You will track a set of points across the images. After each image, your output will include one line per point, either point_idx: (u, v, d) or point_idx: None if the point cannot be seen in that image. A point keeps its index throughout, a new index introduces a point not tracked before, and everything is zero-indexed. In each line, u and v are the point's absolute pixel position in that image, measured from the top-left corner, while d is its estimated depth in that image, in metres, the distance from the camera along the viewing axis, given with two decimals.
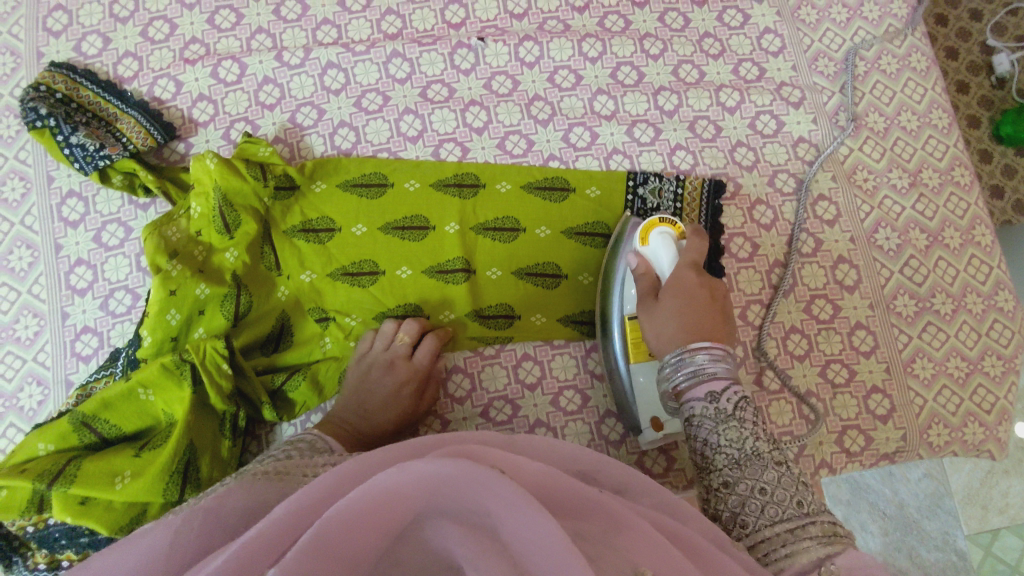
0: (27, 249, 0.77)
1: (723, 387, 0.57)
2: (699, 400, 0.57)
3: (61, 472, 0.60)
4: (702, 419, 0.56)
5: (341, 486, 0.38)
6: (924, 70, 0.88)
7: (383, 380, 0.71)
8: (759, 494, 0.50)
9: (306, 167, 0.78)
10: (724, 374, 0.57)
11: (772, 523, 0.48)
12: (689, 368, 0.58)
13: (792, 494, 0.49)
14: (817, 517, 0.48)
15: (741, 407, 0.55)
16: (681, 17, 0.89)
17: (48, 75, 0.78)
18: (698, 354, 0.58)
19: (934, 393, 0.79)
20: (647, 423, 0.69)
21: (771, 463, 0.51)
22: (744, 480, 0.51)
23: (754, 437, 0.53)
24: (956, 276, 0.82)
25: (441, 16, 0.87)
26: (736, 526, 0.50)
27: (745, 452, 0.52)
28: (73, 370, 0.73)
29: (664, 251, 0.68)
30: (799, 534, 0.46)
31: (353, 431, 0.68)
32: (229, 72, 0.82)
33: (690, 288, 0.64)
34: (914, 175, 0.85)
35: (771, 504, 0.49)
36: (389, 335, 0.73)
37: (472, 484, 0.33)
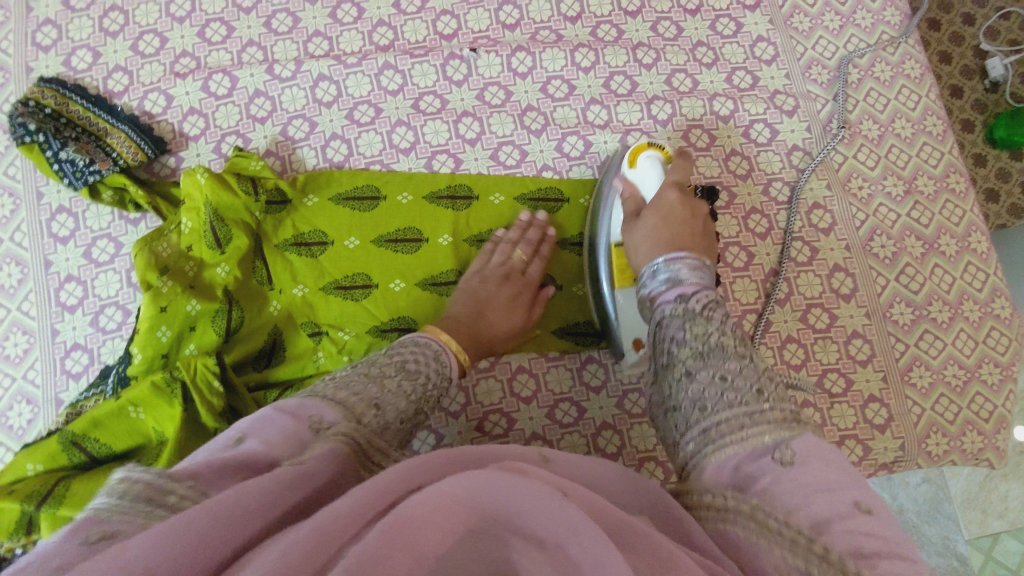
0: (16, 266, 0.77)
1: (694, 291, 0.56)
2: (669, 303, 0.56)
3: (49, 493, 0.59)
4: (673, 318, 0.54)
5: (416, 475, 0.37)
6: (918, 77, 0.88)
7: (500, 290, 0.72)
8: (720, 381, 0.48)
9: (298, 181, 0.78)
10: (697, 281, 0.57)
11: (730, 406, 0.46)
12: (666, 275, 0.59)
13: (752, 382, 0.47)
14: (775, 403, 0.46)
15: (712, 307, 0.54)
16: (673, 26, 0.88)
17: (38, 90, 0.77)
18: (675, 262, 0.59)
19: (931, 401, 0.78)
20: (628, 344, 0.69)
21: (734, 354, 0.49)
22: (706, 368, 0.49)
23: (721, 332, 0.51)
24: (952, 283, 0.82)
25: (433, 28, 0.86)
26: (695, 410, 0.48)
27: (710, 344, 0.50)
28: (63, 389, 0.73)
29: (650, 172, 0.69)
30: (756, 419, 0.44)
31: (472, 328, 0.68)
32: (220, 85, 0.82)
33: (671, 205, 0.65)
34: (909, 183, 0.84)
35: (731, 391, 0.47)
36: (507, 247, 0.75)
37: (543, 506, 0.33)
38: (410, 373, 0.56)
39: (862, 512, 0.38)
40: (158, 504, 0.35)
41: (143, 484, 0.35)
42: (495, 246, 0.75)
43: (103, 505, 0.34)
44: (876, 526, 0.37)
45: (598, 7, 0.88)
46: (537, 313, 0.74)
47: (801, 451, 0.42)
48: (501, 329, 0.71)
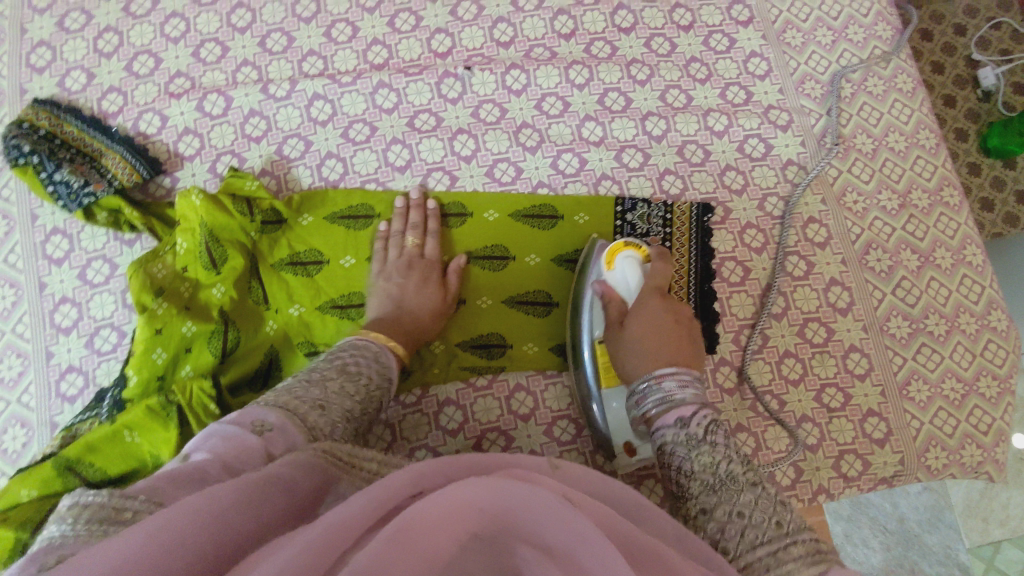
0: (10, 288, 0.76)
1: (691, 414, 0.57)
2: (670, 428, 0.57)
3: (45, 520, 0.58)
4: (677, 447, 0.55)
5: (418, 484, 0.38)
6: (910, 91, 0.88)
7: (406, 281, 0.74)
8: (737, 518, 0.48)
9: (293, 201, 0.78)
10: (693, 399, 0.59)
11: (753, 548, 0.45)
12: (660, 395, 0.60)
13: (770, 515, 0.47)
14: (797, 535, 0.46)
15: (711, 431, 0.55)
16: (667, 42, 0.89)
17: (32, 111, 0.77)
18: (665, 380, 0.61)
19: (930, 415, 0.78)
20: (619, 446, 0.68)
21: (745, 484, 0.50)
22: (720, 505, 0.49)
23: (728, 459, 0.53)
24: (948, 296, 0.82)
25: (427, 46, 0.87)
26: (716, 551, 0.48)
27: (718, 477, 0.51)
28: (58, 412, 0.72)
29: (628, 272, 0.71)
30: (782, 556, 0.44)
31: (391, 322, 0.70)
32: (214, 105, 0.82)
33: (654, 310, 0.67)
34: (904, 196, 0.85)
35: (750, 527, 0.47)
36: (397, 238, 0.77)
37: (544, 510, 0.34)
38: (352, 373, 0.59)
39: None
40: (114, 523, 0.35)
41: (97, 506, 0.36)
42: (386, 237, 0.77)
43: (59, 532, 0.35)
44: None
45: (592, 24, 0.89)
46: (452, 285, 0.76)
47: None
48: (423, 314, 0.73)
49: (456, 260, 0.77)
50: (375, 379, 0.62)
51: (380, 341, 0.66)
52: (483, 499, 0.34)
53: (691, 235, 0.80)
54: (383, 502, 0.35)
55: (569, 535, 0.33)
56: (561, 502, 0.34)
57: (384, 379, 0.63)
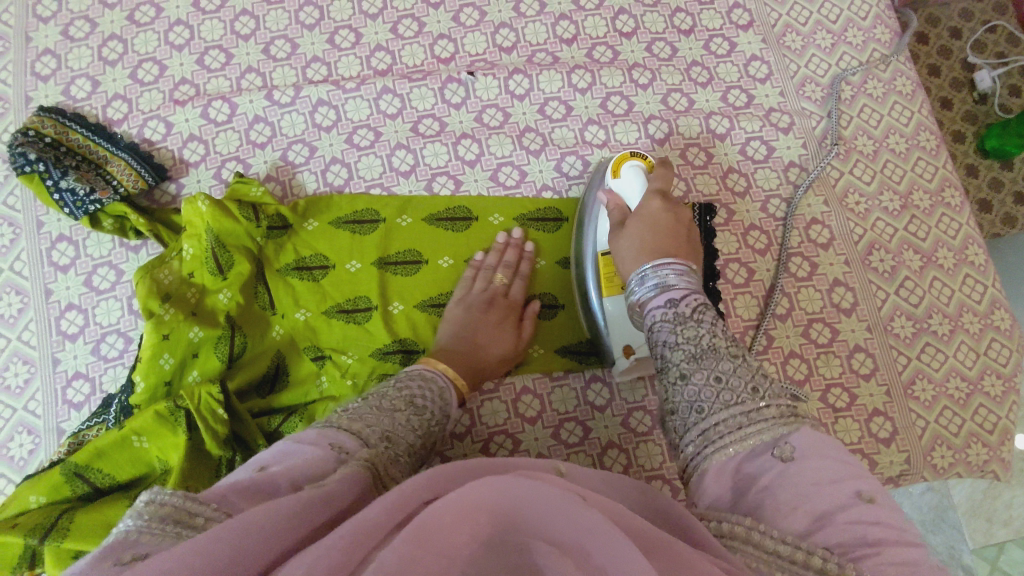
0: (16, 295, 0.76)
1: (684, 296, 0.53)
2: (659, 307, 0.54)
3: (52, 527, 0.58)
4: (663, 323, 0.52)
5: (432, 488, 0.37)
6: (909, 93, 0.89)
7: (486, 315, 0.72)
8: (714, 383, 0.47)
9: (299, 206, 0.79)
10: (687, 285, 0.54)
11: (728, 407, 0.46)
12: (655, 282, 0.56)
13: (747, 380, 0.47)
14: (772, 399, 0.45)
15: (701, 309, 0.52)
16: (668, 47, 0.90)
17: (37, 119, 0.77)
18: (662, 268, 0.56)
19: (935, 414, 0.78)
20: (618, 350, 0.70)
21: (727, 355, 0.49)
22: (700, 370, 0.48)
23: (713, 333, 0.50)
24: (951, 296, 0.82)
25: (430, 52, 0.87)
26: (691, 413, 0.47)
27: (703, 347, 0.49)
28: (65, 418, 0.72)
29: (633, 179, 0.70)
30: (755, 418, 0.44)
31: (462, 353, 0.68)
32: (219, 112, 0.82)
33: (655, 214, 0.64)
34: (905, 197, 0.85)
35: (726, 392, 0.47)
36: (487, 272, 0.75)
37: (556, 510, 0.33)
38: (420, 410, 0.56)
39: (866, 501, 0.39)
40: (186, 526, 0.36)
41: (172, 506, 0.36)
42: (474, 271, 0.76)
43: (133, 528, 0.36)
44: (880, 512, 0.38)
45: (593, 29, 0.89)
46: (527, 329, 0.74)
47: (800, 446, 0.42)
48: (493, 348, 0.71)
49: (534, 303, 0.76)
50: (438, 419, 0.59)
51: (448, 374, 0.64)
52: (494, 498, 0.34)
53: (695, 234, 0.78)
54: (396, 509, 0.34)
55: (583, 531, 0.33)
56: (572, 500, 0.34)
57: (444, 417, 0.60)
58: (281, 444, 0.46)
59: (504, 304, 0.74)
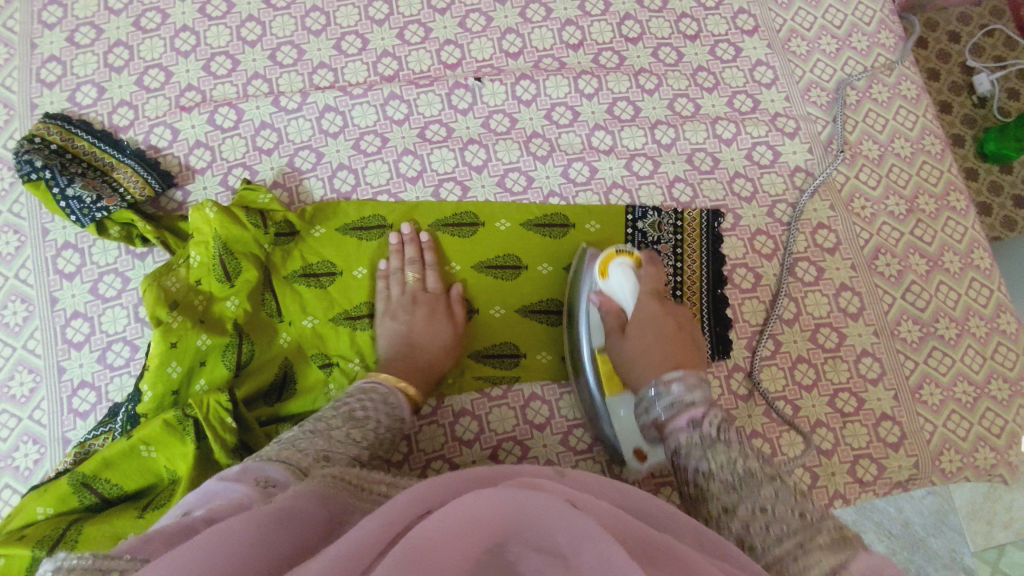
0: (21, 304, 0.76)
1: (703, 412, 0.55)
2: (681, 429, 0.55)
3: (61, 538, 0.57)
4: (690, 450, 0.53)
5: (425, 503, 0.37)
6: (914, 97, 0.90)
7: (413, 316, 0.73)
8: (761, 514, 0.47)
9: (306, 212, 0.77)
10: (704, 399, 0.56)
11: (780, 541, 0.45)
12: (667, 399, 0.57)
13: (793, 507, 0.47)
14: (821, 524, 0.45)
15: (725, 429, 0.54)
16: (674, 52, 0.90)
17: (43, 126, 0.77)
18: (671, 383, 0.58)
19: (943, 418, 0.78)
20: (629, 454, 0.68)
21: (765, 479, 0.49)
22: (743, 502, 0.48)
23: (743, 455, 0.51)
24: (957, 299, 0.82)
25: (437, 57, 0.87)
26: (745, 548, 0.47)
27: (739, 475, 0.50)
28: (71, 427, 0.72)
29: (625, 280, 0.70)
30: (810, 546, 0.44)
31: (407, 363, 0.70)
32: (226, 118, 0.82)
33: (653, 317, 0.67)
34: (910, 202, 0.86)
35: (774, 521, 0.47)
36: (398, 275, 0.76)
37: (549, 514, 0.34)
38: (360, 420, 0.59)
39: None
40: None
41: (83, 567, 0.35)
42: (388, 274, 0.76)
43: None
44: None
45: (599, 35, 0.90)
46: (459, 320, 0.75)
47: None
48: (436, 350, 0.73)
49: (459, 292, 0.77)
50: (384, 421, 0.61)
51: (391, 382, 0.66)
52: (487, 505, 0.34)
53: (702, 241, 0.80)
54: (387, 524, 0.34)
55: (575, 535, 0.33)
56: (562, 506, 0.34)
57: (394, 419, 0.63)
58: (209, 487, 0.47)
59: (426, 301, 0.74)
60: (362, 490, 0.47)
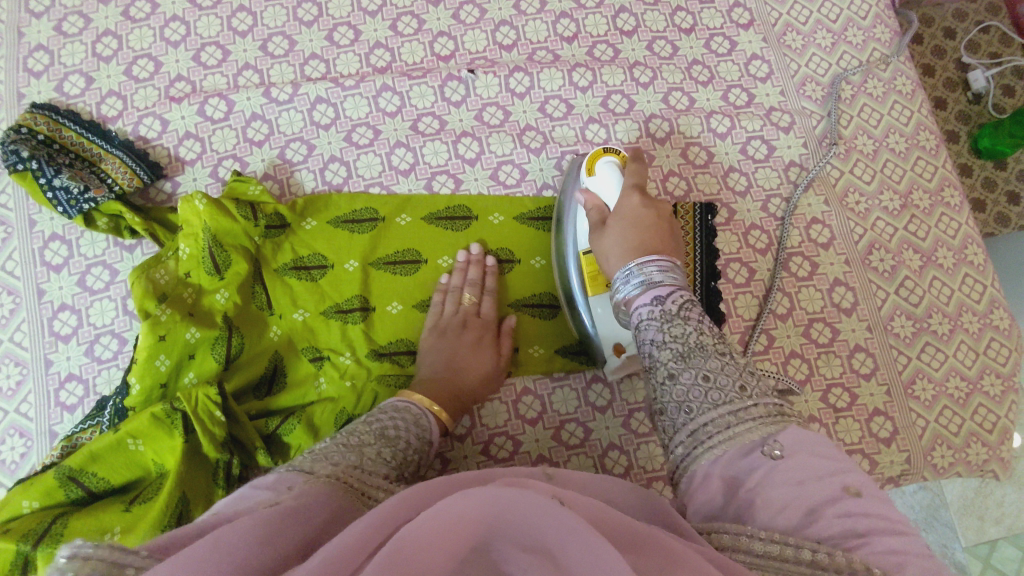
0: (7, 296, 0.75)
1: (670, 291, 0.53)
2: (645, 304, 0.53)
3: (46, 532, 0.57)
4: (649, 321, 0.52)
5: (411, 506, 0.37)
6: (909, 93, 0.89)
7: (461, 338, 0.72)
8: (702, 381, 0.47)
9: (297, 205, 0.77)
10: (672, 282, 0.54)
11: (716, 406, 0.46)
12: (640, 279, 0.55)
13: (735, 379, 0.47)
14: (759, 399, 0.46)
15: (688, 307, 0.51)
16: (669, 46, 0.89)
17: (30, 116, 0.76)
18: (647, 266, 0.55)
19: (935, 414, 0.78)
20: (608, 349, 0.70)
21: (715, 352, 0.48)
22: (688, 370, 0.48)
23: (700, 329, 0.50)
24: (950, 295, 0.82)
25: (430, 49, 0.86)
26: (680, 413, 0.47)
27: (689, 344, 0.49)
28: (58, 421, 0.71)
29: (608, 176, 0.69)
30: (743, 419, 0.44)
31: (441, 381, 0.67)
32: (216, 109, 0.81)
33: (634, 211, 0.63)
34: (905, 197, 0.85)
35: (714, 391, 0.46)
36: (455, 293, 0.74)
37: (534, 511, 0.33)
38: (392, 439, 0.55)
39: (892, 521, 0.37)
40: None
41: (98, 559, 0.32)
42: (443, 294, 0.75)
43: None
44: (870, 505, 0.38)
45: (593, 27, 0.89)
46: (505, 346, 0.74)
47: (790, 443, 0.42)
48: (476, 375, 0.70)
49: (510, 319, 0.75)
50: (415, 444, 0.57)
51: (423, 404, 0.63)
52: (472, 504, 0.33)
53: (695, 235, 0.79)
54: (373, 527, 0.33)
55: (561, 532, 0.32)
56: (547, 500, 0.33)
57: (424, 443, 0.58)
58: (240, 492, 0.44)
59: (477, 325, 0.73)
60: (363, 495, 0.46)
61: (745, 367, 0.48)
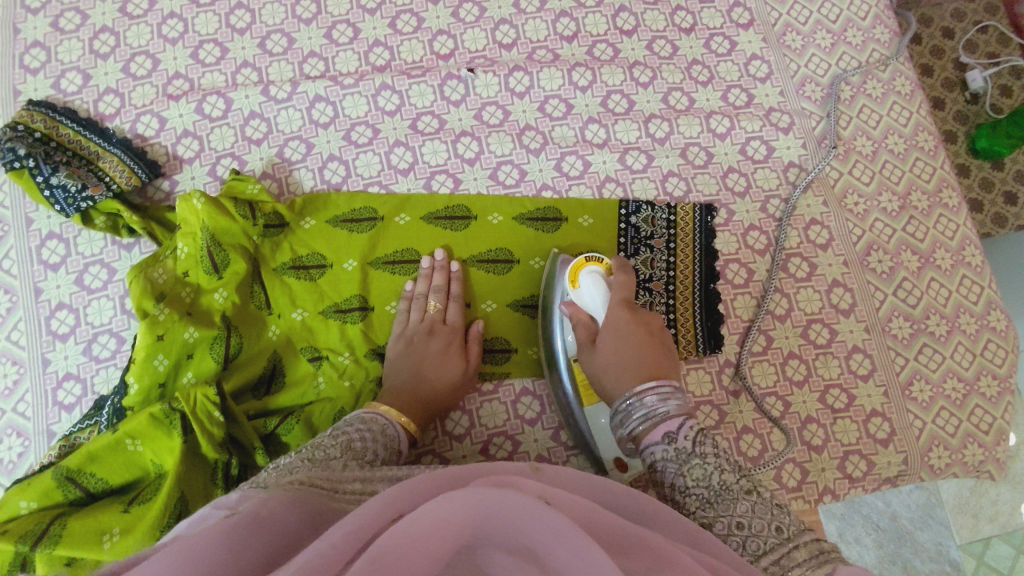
0: (4, 295, 0.74)
1: (677, 427, 0.56)
2: (658, 444, 0.56)
3: (45, 532, 0.57)
4: (666, 462, 0.55)
5: (395, 508, 0.36)
6: (908, 93, 0.89)
7: (427, 345, 0.72)
8: (737, 530, 0.48)
9: (295, 203, 0.77)
10: (680, 412, 0.57)
11: (758, 557, 0.46)
12: (642, 412, 0.58)
13: (768, 522, 0.48)
14: (799, 539, 0.46)
15: (701, 442, 0.55)
16: (669, 45, 0.89)
17: (27, 114, 0.76)
18: (645, 397, 0.58)
19: (932, 415, 0.79)
20: (609, 461, 0.68)
21: (740, 493, 0.50)
22: (720, 518, 0.49)
23: (720, 470, 0.52)
24: (948, 296, 0.82)
25: (429, 48, 0.86)
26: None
27: (713, 489, 0.51)
28: (55, 420, 0.71)
29: (595, 292, 0.67)
30: (790, 566, 0.44)
31: (408, 392, 0.69)
32: (214, 107, 0.81)
33: (624, 330, 0.64)
34: (903, 198, 0.85)
35: (751, 536, 0.47)
36: (421, 300, 0.74)
37: (520, 513, 0.33)
38: (359, 451, 0.57)
39: None
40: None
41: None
42: (409, 301, 0.75)
43: None
44: None
45: (593, 26, 0.89)
46: (474, 352, 0.73)
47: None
48: (443, 384, 0.70)
49: (476, 324, 0.75)
50: (381, 454, 0.59)
51: (390, 415, 0.65)
52: (457, 507, 0.33)
53: (695, 236, 0.79)
54: (355, 531, 0.33)
55: (547, 534, 0.32)
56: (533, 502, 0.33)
57: (391, 452, 0.61)
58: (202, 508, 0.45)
59: (444, 332, 0.73)
60: (336, 491, 0.47)
61: (776, 506, 0.49)
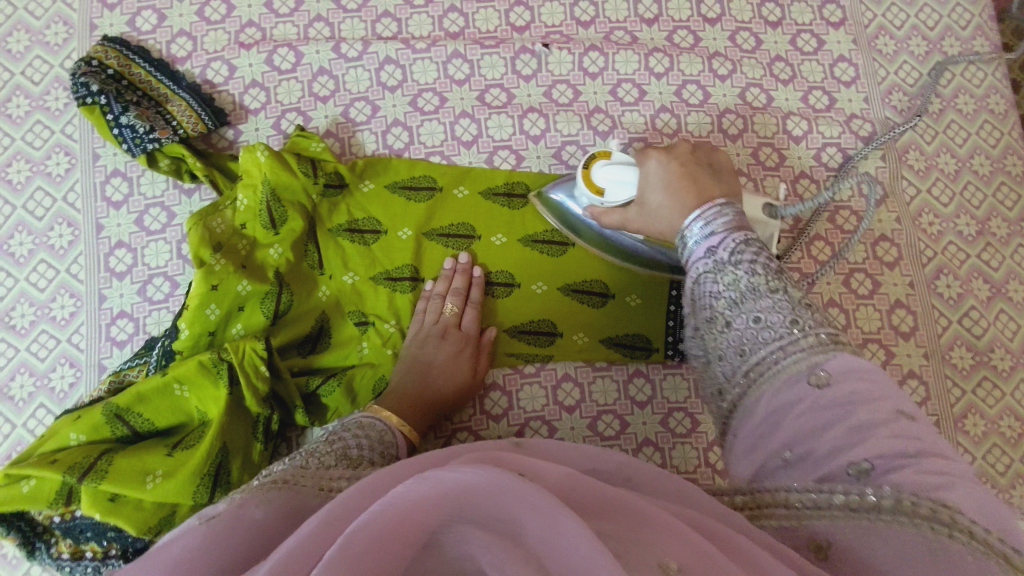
0: (67, 227, 0.76)
1: (723, 239, 0.51)
2: (699, 258, 0.51)
3: (92, 467, 0.58)
4: (702, 276, 0.50)
5: (369, 496, 0.35)
6: (1002, 112, 0.85)
7: (438, 352, 0.70)
8: (755, 324, 0.46)
9: (357, 166, 0.76)
10: (727, 225, 0.52)
11: (766, 345, 0.45)
12: (702, 232, 0.53)
13: (787, 315, 0.45)
14: (810, 328, 0.44)
15: (740, 250, 0.49)
16: (752, 38, 0.85)
17: (102, 50, 0.76)
18: (694, 222, 0.54)
19: (983, 450, 0.75)
20: None
21: (767, 292, 0.47)
22: (741, 314, 0.47)
23: (752, 273, 0.48)
24: (1016, 331, 0.79)
25: (505, 18, 0.84)
26: (738, 356, 0.47)
27: (744, 292, 0.47)
28: (106, 355, 0.72)
29: (613, 174, 0.65)
30: (792, 348, 0.44)
31: (411, 397, 0.67)
32: (284, 60, 0.80)
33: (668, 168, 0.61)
34: (982, 223, 0.81)
35: (767, 330, 0.45)
36: (437, 302, 0.73)
37: (496, 489, 0.31)
38: (353, 459, 0.55)
39: None
40: None
41: None
42: (426, 301, 0.74)
43: None
44: None
45: (676, 11, 0.85)
46: (482, 363, 0.73)
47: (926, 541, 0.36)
48: (452, 387, 0.70)
49: (489, 331, 0.74)
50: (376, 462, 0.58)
51: (391, 422, 0.63)
52: (426, 485, 0.31)
53: None
54: (328, 522, 0.32)
55: (523, 508, 0.30)
56: (510, 476, 0.31)
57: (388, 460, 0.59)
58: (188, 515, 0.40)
59: (458, 335, 0.71)
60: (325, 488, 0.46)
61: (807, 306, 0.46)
